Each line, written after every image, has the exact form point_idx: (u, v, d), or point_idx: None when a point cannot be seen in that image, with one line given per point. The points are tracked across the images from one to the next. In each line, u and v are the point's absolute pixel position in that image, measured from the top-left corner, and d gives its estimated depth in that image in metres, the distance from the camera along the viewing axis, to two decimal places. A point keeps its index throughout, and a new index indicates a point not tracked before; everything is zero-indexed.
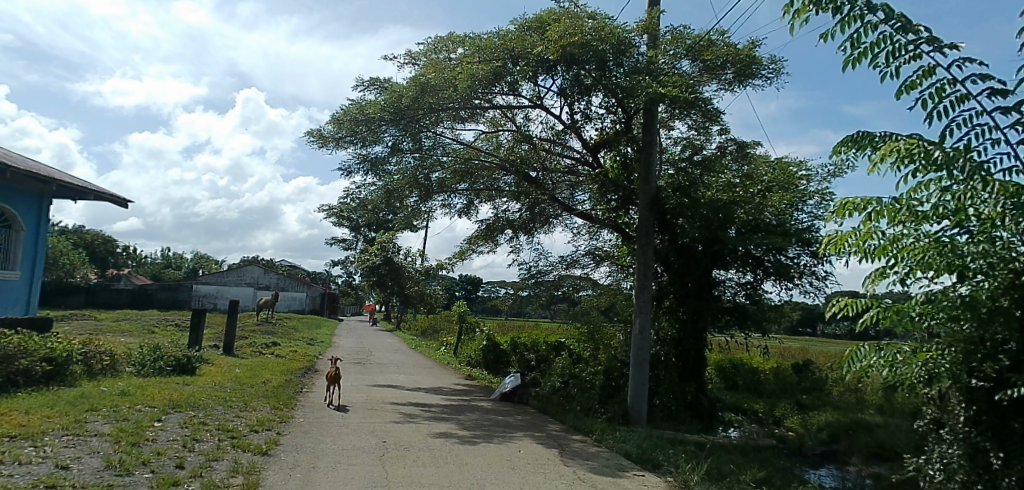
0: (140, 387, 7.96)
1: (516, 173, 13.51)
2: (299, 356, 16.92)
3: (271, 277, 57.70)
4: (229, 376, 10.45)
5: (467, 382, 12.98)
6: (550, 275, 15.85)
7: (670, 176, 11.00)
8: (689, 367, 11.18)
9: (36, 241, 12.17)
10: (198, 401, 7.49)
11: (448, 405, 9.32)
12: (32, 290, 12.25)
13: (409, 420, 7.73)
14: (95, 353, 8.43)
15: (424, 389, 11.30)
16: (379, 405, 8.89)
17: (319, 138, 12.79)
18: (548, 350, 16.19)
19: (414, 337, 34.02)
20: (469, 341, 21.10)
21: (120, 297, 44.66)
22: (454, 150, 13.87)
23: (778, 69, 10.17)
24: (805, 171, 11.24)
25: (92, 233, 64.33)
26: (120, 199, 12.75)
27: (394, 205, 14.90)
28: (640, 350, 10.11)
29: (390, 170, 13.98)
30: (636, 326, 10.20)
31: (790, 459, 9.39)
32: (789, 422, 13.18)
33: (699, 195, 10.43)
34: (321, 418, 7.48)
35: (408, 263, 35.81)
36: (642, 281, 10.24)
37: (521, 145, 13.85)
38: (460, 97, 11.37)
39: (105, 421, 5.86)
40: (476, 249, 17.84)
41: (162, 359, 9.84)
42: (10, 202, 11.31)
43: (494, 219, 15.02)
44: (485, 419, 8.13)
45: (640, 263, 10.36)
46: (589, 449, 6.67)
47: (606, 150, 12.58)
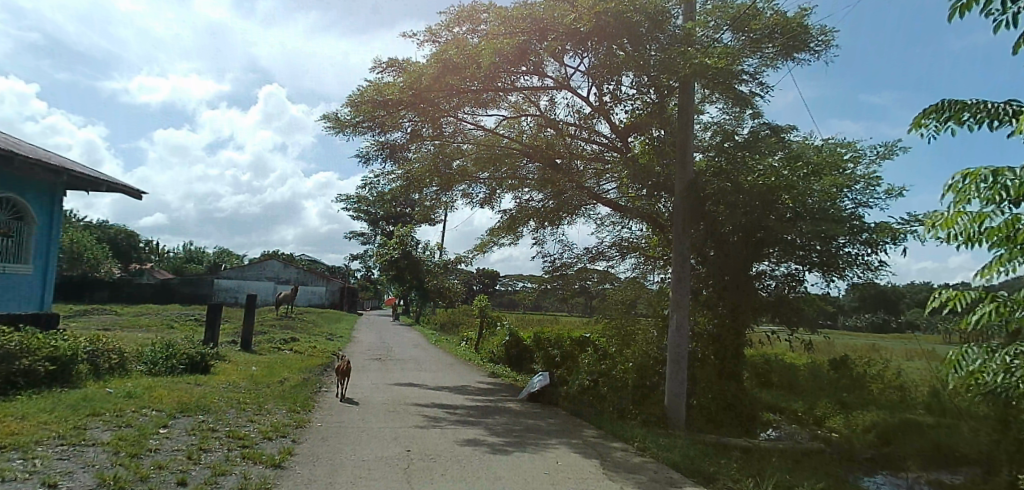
0: (149, 388, 7.50)
1: (541, 160, 12.90)
2: (318, 352, 16.49)
3: (290, 271, 57.76)
4: (245, 375, 9.99)
5: (492, 380, 12.43)
6: (574, 268, 15.21)
7: (707, 161, 10.28)
8: (726, 364, 10.60)
9: (48, 234, 11.81)
10: (210, 404, 7.01)
11: (474, 407, 8.76)
12: (45, 284, 11.89)
13: (434, 425, 7.20)
14: (103, 351, 7.98)
15: (447, 388, 10.76)
16: (401, 407, 8.36)
17: (337, 122, 12.28)
18: (574, 346, 15.57)
19: (434, 332, 33.55)
20: (491, 336, 20.56)
21: (142, 291, 44.90)
22: (476, 137, 13.43)
23: (828, 40, 9.53)
24: (853, 153, 10.40)
25: (115, 228, 64.95)
26: (134, 190, 12.34)
27: (414, 194, 14.36)
28: (678, 346, 9.49)
29: (410, 157, 13.61)
30: (673, 320, 9.59)
31: (842, 466, 8.71)
32: (832, 423, 12.44)
33: (741, 179, 9.63)
34: (341, 422, 6.97)
35: (427, 256, 35.34)
36: (678, 272, 9.66)
37: (546, 130, 13.37)
38: (483, 76, 10.78)
39: (106, 429, 5.36)
40: (498, 241, 17.26)
41: (174, 357, 9.40)
42: (21, 193, 10.93)
43: (517, 209, 14.42)
44: (515, 423, 7.57)
45: (676, 255, 9.70)
46: (632, 459, 6.08)
47: (637, 134, 11.87)
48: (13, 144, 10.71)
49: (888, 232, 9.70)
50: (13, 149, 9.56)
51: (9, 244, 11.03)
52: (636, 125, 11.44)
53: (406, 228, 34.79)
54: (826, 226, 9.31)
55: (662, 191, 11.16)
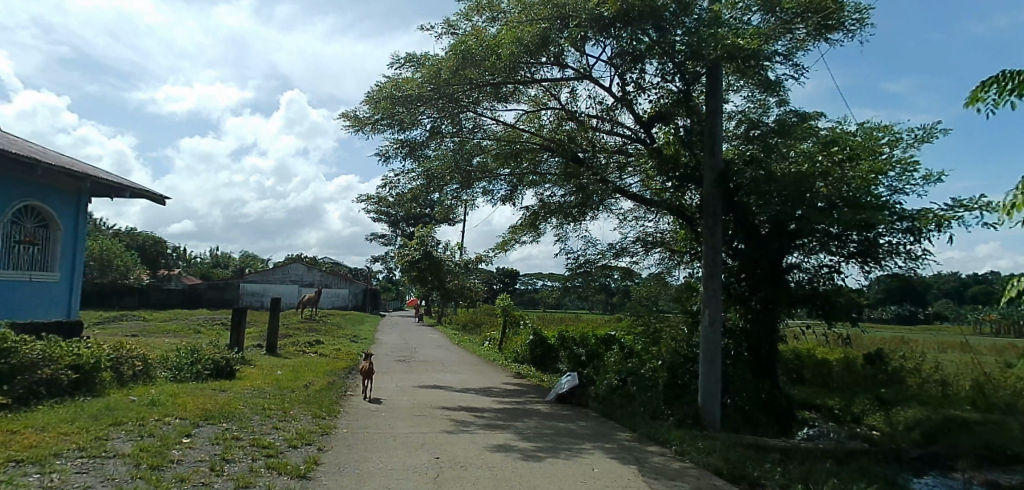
0: (173, 395, 7.40)
1: (563, 155, 12.62)
2: (342, 354, 16.41)
3: (313, 274, 58.17)
4: (270, 380, 9.89)
5: (518, 381, 12.19)
6: (598, 265, 14.94)
7: (738, 150, 9.90)
8: (760, 360, 10.26)
9: (74, 242, 11.86)
10: (235, 411, 6.88)
11: (501, 409, 8.54)
12: (72, 292, 11.93)
13: (462, 430, 6.99)
14: (127, 358, 7.90)
15: (473, 390, 10.55)
16: (427, 410, 8.17)
17: (356, 121, 12.16)
18: (599, 344, 15.26)
19: (456, 332, 33.43)
20: (515, 335, 20.33)
21: (169, 297, 45.53)
22: (495, 132, 13.25)
23: (862, 20, 9.13)
24: (890, 137, 9.94)
25: (143, 235, 66.02)
26: (157, 195, 12.34)
27: (435, 193, 14.18)
28: (711, 344, 9.16)
29: (429, 155, 13.43)
30: (705, 317, 9.25)
31: (889, 466, 8.32)
32: (871, 420, 11.99)
33: (775, 167, 9.23)
34: (367, 428, 6.79)
35: (448, 256, 35.20)
36: (710, 267, 9.32)
37: (567, 124, 13.10)
38: (503, 68, 10.60)
39: (128, 440, 5.23)
40: (519, 239, 17.03)
41: (199, 363, 9.32)
42: (46, 201, 10.95)
43: (539, 205, 14.17)
44: (545, 427, 7.33)
45: (707, 248, 9.35)
46: (670, 465, 5.80)
47: (661, 124, 11.53)
48: (37, 152, 10.73)
49: (932, 219, 9.23)
50: (36, 156, 9.54)
51: (36, 252, 11.07)
52: (661, 115, 11.12)
53: (426, 228, 34.67)
54: (867, 214, 8.85)
55: (689, 182, 10.70)
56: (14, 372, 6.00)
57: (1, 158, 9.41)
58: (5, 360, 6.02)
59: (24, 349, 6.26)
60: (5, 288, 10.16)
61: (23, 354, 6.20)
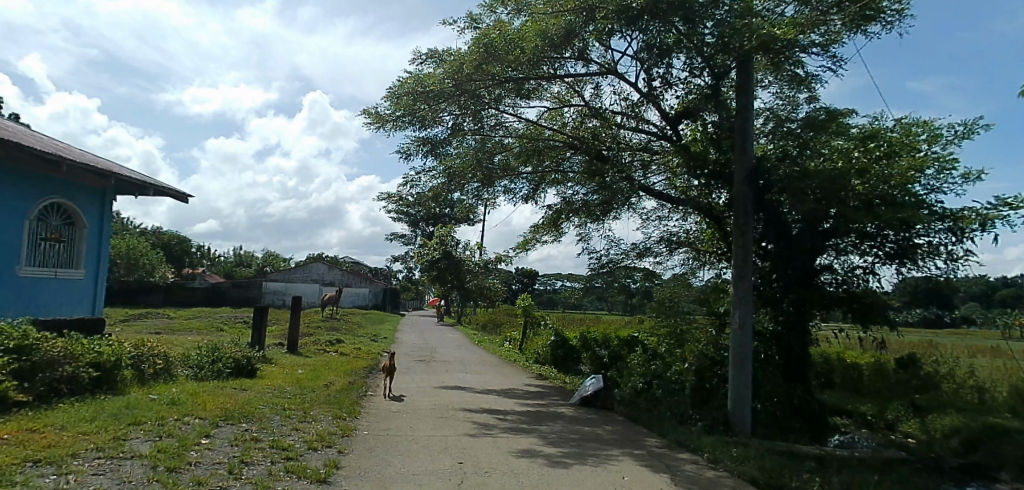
0: (193, 394, 7.33)
1: (587, 152, 12.40)
2: (362, 354, 16.33)
3: (334, 273, 58.59)
4: (291, 379, 9.81)
5: (540, 383, 11.98)
6: (622, 265, 14.69)
7: (770, 146, 9.59)
8: (791, 364, 9.92)
9: (99, 240, 11.92)
10: (255, 411, 6.78)
11: (525, 412, 8.34)
12: (96, 289, 11.97)
13: (485, 433, 6.81)
14: (148, 356, 7.85)
15: (495, 391, 10.37)
16: (449, 412, 8.00)
17: (377, 117, 12.07)
18: (622, 346, 14.98)
19: (476, 332, 33.30)
20: (536, 336, 20.13)
21: (193, 295, 46.11)
22: (517, 130, 13.06)
23: (901, 10, 8.76)
24: (931, 132, 9.52)
25: (168, 234, 67.05)
26: (180, 193, 12.36)
27: (457, 191, 14.03)
28: (741, 347, 8.87)
29: (450, 153, 13.32)
30: (735, 319, 8.97)
31: (930, 477, 7.94)
32: (907, 426, 11.55)
33: (808, 164, 8.92)
34: (388, 431, 6.63)
35: (467, 256, 35.09)
36: (740, 267, 9.04)
37: (590, 121, 12.89)
38: (527, 62, 10.45)
39: (146, 441, 5.14)
40: (541, 239, 16.82)
41: (220, 361, 9.26)
42: (71, 199, 10.99)
43: (561, 204, 13.96)
44: (570, 431, 7.12)
45: (738, 248, 9.08)
46: (704, 474, 5.56)
47: (688, 120, 11.29)
48: (63, 150, 10.79)
49: (976, 218, 8.78)
50: (61, 153, 9.56)
51: (61, 249, 11.13)
52: (689, 111, 10.90)
53: (446, 228, 34.58)
54: (907, 213, 8.47)
55: (718, 180, 10.47)
56: (36, 369, 5.96)
57: (27, 155, 9.44)
58: (26, 357, 5.97)
59: (45, 346, 6.22)
60: (31, 285, 10.21)
61: (45, 351, 6.16)
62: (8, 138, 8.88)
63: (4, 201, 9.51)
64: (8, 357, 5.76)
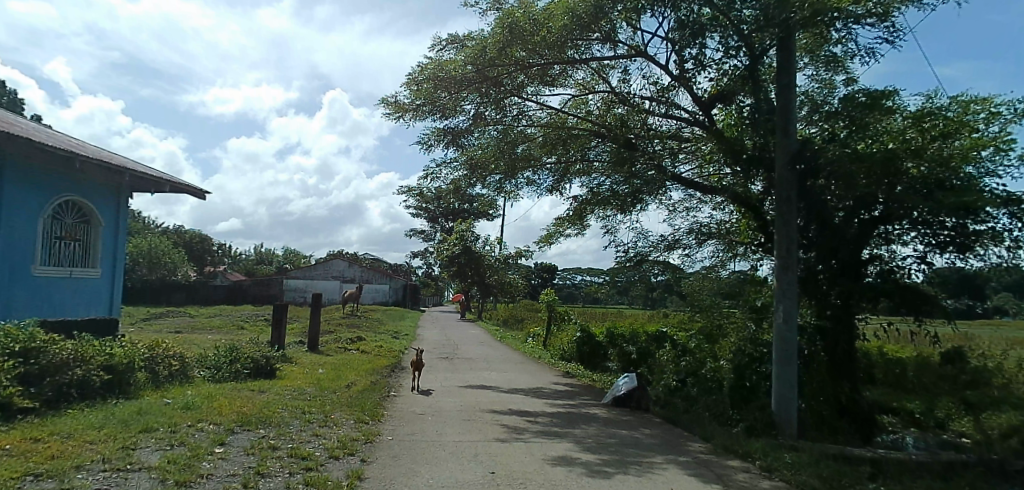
0: (209, 397, 7.00)
1: (614, 140, 11.89)
2: (384, 351, 16.00)
3: (354, 270, 58.68)
4: (311, 379, 9.48)
5: (568, 381, 11.50)
6: (650, 258, 14.17)
7: (814, 129, 9.02)
8: (836, 362, 9.35)
9: (115, 238, 11.70)
10: (273, 415, 6.43)
11: (556, 414, 7.89)
12: (113, 289, 11.76)
13: (516, 438, 6.37)
14: (164, 357, 7.55)
15: (522, 391, 9.94)
16: (475, 414, 7.57)
17: (396, 107, 11.70)
18: (651, 342, 14.46)
19: (498, 328, 32.92)
20: (560, 332, 19.67)
21: (216, 293, 46.43)
22: (541, 119, 12.63)
23: None
24: (991, 110, 8.82)
25: (190, 233, 67.71)
26: (196, 189, 12.11)
27: (478, 183, 13.61)
28: (786, 344, 8.34)
29: (471, 144, 12.93)
30: (778, 314, 8.44)
31: (998, 482, 7.32)
32: (960, 426, 10.85)
33: (856, 148, 8.35)
34: (412, 436, 6.22)
35: (487, 251, 34.64)
36: (783, 259, 8.50)
37: (617, 108, 12.39)
38: (552, 43, 10.04)
39: (155, 451, 4.80)
40: (564, 232, 16.36)
41: (238, 362, 8.94)
42: (86, 196, 10.76)
43: (587, 196, 13.46)
44: (607, 436, 6.65)
45: (781, 237, 8.54)
46: (759, 484, 5.07)
47: (723, 104, 10.80)
48: (77, 147, 10.56)
49: None
50: (74, 149, 9.30)
51: (77, 248, 10.92)
52: (723, 95, 10.40)
53: (465, 223, 34.16)
54: (967, 197, 7.81)
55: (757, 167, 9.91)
56: (44, 372, 5.65)
57: (38, 152, 9.18)
58: (34, 360, 5.67)
59: (54, 349, 5.91)
60: (46, 285, 9.99)
61: (53, 354, 5.85)
62: (18, 133, 8.62)
63: (17, 198, 9.27)
64: (14, 360, 5.45)
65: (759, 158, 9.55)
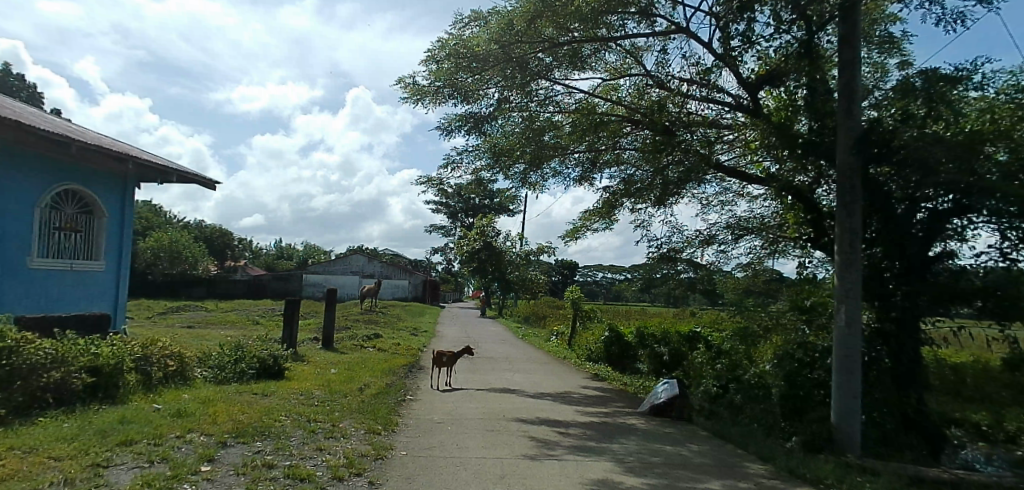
0: (206, 402, 6.31)
1: (649, 126, 11.01)
2: (401, 350, 15.31)
3: (374, 265, 58.35)
4: (322, 381, 8.78)
5: (599, 385, 10.69)
6: (684, 254, 13.27)
7: (882, 110, 8.02)
8: (899, 370, 8.39)
9: (121, 230, 11.17)
10: (273, 424, 5.71)
11: (590, 424, 7.08)
12: (120, 283, 11.25)
13: (548, 454, 5.57)
14: (161, 357, 6.91)
15: (550, 396, 9.15)
16: (499, 424, 6.79)
17: (414, 90, 10.97)
18: (684, 342, 13.56)
19: (519, 325, 32.11)
20: (585, 331, 18.79)
21: (236, 288, 46.36)
22: (569, 104, 11.81)
23: None
24: None
25: (212, 228, 68.09)
26: (206, 179, 11.54)
27: (501, 173, 12.81)
28: (848, 351, 7.40)
29: (493, 131, 12.13)
30: (840, 317, 7.52)
31: None
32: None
33: (933, 130, 7.38)
34: (430, 451, 5.47)
35: (508, 248, 33.76)
36: (846, 255, 7.57)
37: (652, 92, 11.52)
38: (585, 15, 9.21)
39: (126, 472, 4.10)
40: (591, 226, 15.51)
41: (243, 361, 8.29)
42: (90, 186, 10.23)
43: (617, 186, 12.60)
44: (651, 453, 5.83)
45: (843, 230, 7.63)
46: None
47: (771, 86, 9.87)
48: (79, 133, 9.99)
49: None
50: (71, 134, 8.68)
51: (80, 239, 10.40)
52: (775, 75, 9.55)
53: (486, 219, 33.35)
54: None
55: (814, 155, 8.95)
56: (14, 376, 5.01)
57: (33, 136, 8.57)
58: (4, 361, 5.05)
59: (29, 348, 5.26)
60: (45, 278, 9.48)
61: (26, 355, 5.20)
62: (9, 116, 8.00)
63: (10, 185, 8.69)
64: None
65: (816, 144, 8.60)
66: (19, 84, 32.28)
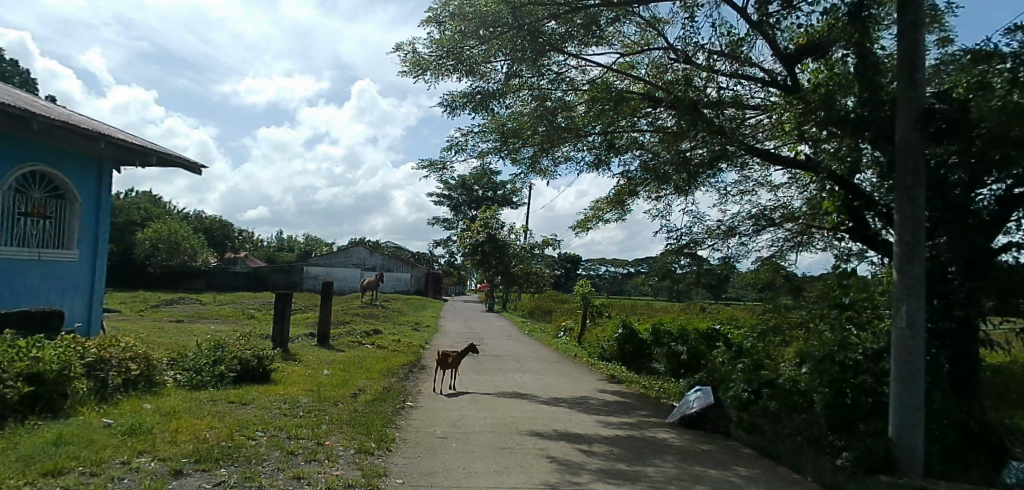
0: (170, 413, 5.40)
1: (673, 104, 10.02)
2: (402, 347, 14.41)
3: (375, 257, 57.49)
4: (312, 385, 7.86)
5: (617, 389, 9.76)
6: (704, 247, 12.31)
7: (951, 80, 6.97)
8: (956, 376, 7.43)
9: (96, 218, 10.34)
10: (244, 444, 4.80)
11: (614, 439, 6.15)
12: (95, 274, 10.40)
13: (572, 483, 4.64)
14: (122, 360, 5.99)
15: (565, 402, 8.23)
16: (511, 440, 5.86)
17: (415, 63, 10.02)
18: (703, 341, 12.62)
19: (524, 320, 31.19)
20: (596, 328, 17.87)
21: (235, 280, 45.63)
22: (582, 82, 10.83)
23: None
24: None
25: (211, 219, 67.26)
26: (188, 162, 10.61)
27: (509, 158, 11.82)
28: (910, 357, 6.41)
29: (501, 112, 11.15)
30: (899, 318, 6.52)
31: None
32: None
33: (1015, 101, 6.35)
34: (430, 478, 4.54)
35: (513, 239, 32.72)
36: (908, 247, 6.55)
37: (674, 68, 10.52)
38: None
39: None
40: (603, 217, 14.55)
41: (222, 363, 7.39)
42: (57, 167, 9.32)
43: (635, 172, 11.61)
44: (693, 480, 4.89)
45: (904, 218, 6.63)
46: None
47: (812, 59, 8.89)
48: (44, 108, 9.07)
49: None
50: (29, 108, 7.71)
51: (49, 226, 9.51)
52: (821, 46, 8.57)
53: (489, 211, 32.38)
54: None
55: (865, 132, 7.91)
56: None
57: None
58: None
59: None
60: (8, 269, 8.60)
61: None
62: None
63: None
64: None
65: (869, 121, 7.54)
66: (10, 70, 31.27)
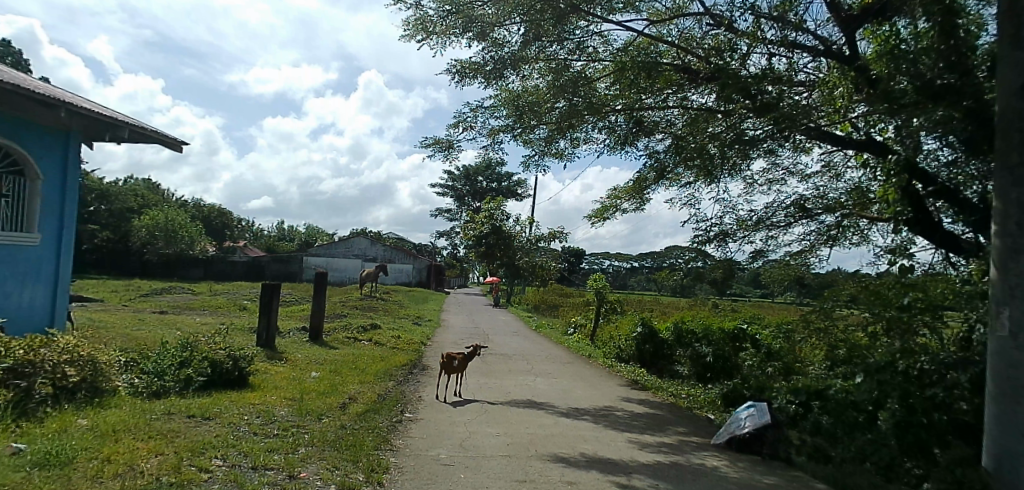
0: (109, 432, 4.34)
1: (709, 76, 8.89)
2: (404, 344, 13.33)
3: (378, 248, 56.39)
4: (295, 391, 6.79)
5: (643, 397, 8.67)
6: (734, 239, 11.18)
7: None
8: None
9: (61, 199, 9.27)
10: (191, 480, 3.70)
11: (657, 467, 5.05)
12: (60, 261, 9.32)
13: None
14: (58, 365, 4.92)
15: (588, 415, 7.13)
16: (533, 468, 4.76)
17: (420, 26, 8.91)
18: (733, 343, 11.53)
19: (531, 314, 30.06)
20: (611, 327, 16.75)
21: (234, 270, 44.65)
22: (606, 53, 9.71)
23: None
24: None
25: (211, 208, 66.31)
26: (166, 137, 9.54)
27: (521, 139, 10.69)
28: (1014, 371, 5.15)
29: (515, 86, 10.04)
30: (1001, 324, 5.29)
31: None
32: None
33: None
34: None
35: (518, 231, 31.49)
36: (1013, 239, 5.34)
37: (710, 37, 9.40)
38: None
39: None
40: (621, 206, 13.43)
41: (190, 366, 6.33)
42: (12, 139, 8.22)
43: (661, 155, 10.48)
44: None
45: (1007, 206, 5.41)
46: None
47: (876, 21, 7.80)
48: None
49: None
50: None
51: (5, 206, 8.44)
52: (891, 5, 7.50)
53: (494, 202, 31.17)
54: None
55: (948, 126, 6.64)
56: None
57: None
58: None
59: None
60: None
61: None
62: None
63: None
64: None
65: (958, 90, 6.35)
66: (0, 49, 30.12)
